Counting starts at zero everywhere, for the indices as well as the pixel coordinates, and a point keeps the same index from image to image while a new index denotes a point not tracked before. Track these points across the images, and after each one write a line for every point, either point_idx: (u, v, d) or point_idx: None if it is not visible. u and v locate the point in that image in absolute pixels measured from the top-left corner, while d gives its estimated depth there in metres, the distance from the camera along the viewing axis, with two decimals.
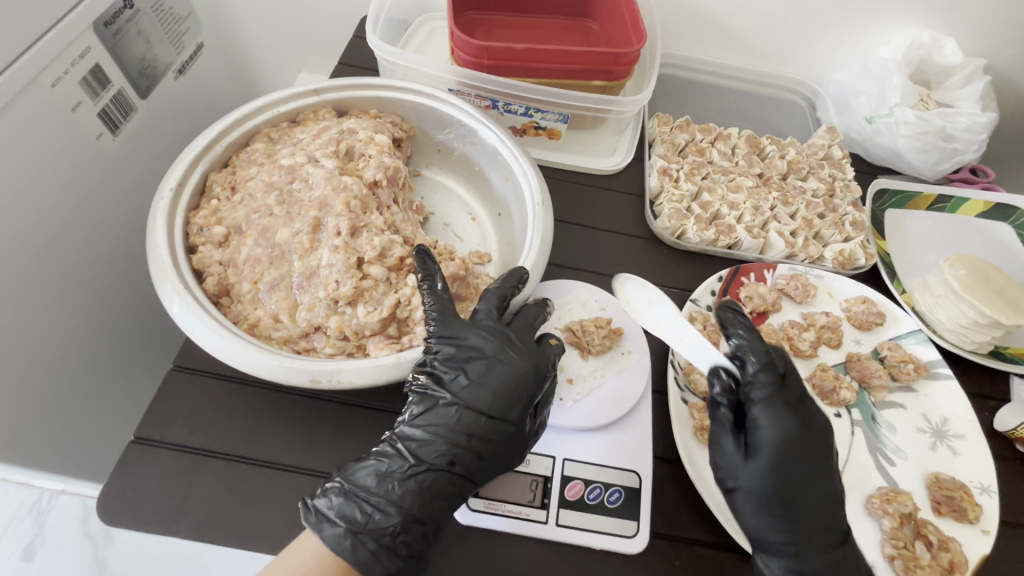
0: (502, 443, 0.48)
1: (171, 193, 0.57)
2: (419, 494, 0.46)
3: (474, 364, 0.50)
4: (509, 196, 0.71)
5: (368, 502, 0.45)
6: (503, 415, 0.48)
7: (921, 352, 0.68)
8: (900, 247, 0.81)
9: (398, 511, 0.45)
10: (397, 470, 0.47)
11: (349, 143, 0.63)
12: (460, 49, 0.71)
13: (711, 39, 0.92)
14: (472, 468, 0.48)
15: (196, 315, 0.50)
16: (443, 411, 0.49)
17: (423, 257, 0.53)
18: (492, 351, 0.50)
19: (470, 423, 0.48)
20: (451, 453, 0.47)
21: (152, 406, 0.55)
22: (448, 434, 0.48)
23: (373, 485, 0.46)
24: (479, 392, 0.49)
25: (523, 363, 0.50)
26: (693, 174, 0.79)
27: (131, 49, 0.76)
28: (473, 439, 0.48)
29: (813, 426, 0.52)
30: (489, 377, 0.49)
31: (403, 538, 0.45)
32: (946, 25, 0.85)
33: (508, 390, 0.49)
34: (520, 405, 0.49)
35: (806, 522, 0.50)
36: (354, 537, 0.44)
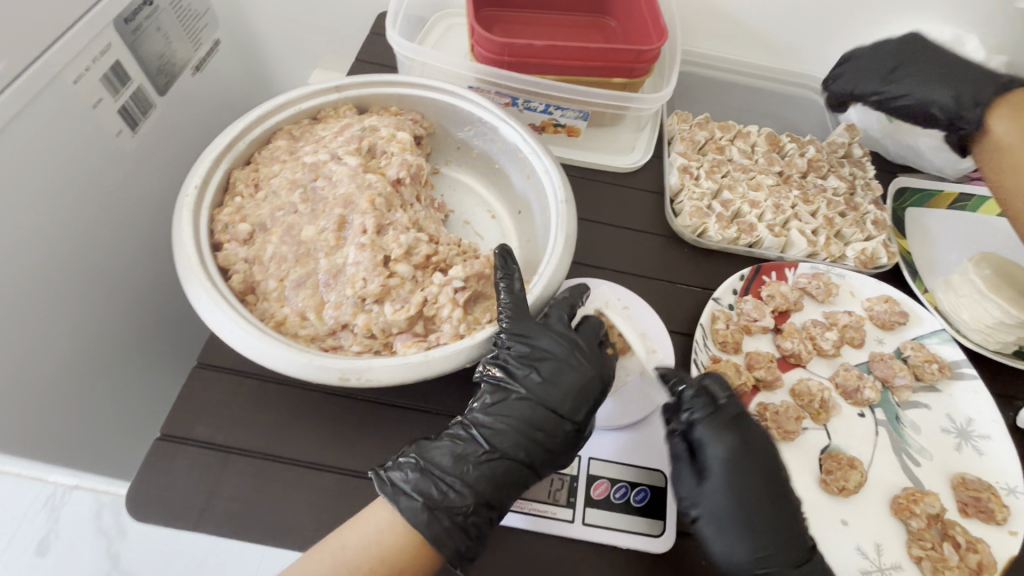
0: (569, 443, 0.51)
1: (196, 191, 0.57)
2: (492, 480, 0.48)
3: (547, 364, 0.52)
4: (530, 194, 0.71)
5: (443, 480, 0.47)
6: (573, 415, 0.51)
7: (945, 352, 0.68)
8: (921, 245, 0.80)
9: (473, 494, 0.47)
10: (474, 453, 0.49)
11: (371, 140, 0.63)
12: (480, 46, 0.71)
13: (729, 36, 0.92)
14: (541, 466, 0.50)
15: (224, 312, 0.50)
16: (515, 404, 0.51)
17: (506, 257, 0.56)
18: (564, 353, 0.53)
19: (544, 421, 0.50)
20: (525, 448, 0.50)
21: (178, 403, 0.55)
22: (521, 427, 0.50)
23: (447, 465, 0.48)
24: (551, 392, 0.51)
25: (593, 367, 0.53)
26: (713, 172, 0.78)
27: (150, 46, 0.76)
28: (547, 437, 0.50)
29: (755, 442, 0.53)
30: (560, 379, 0.52)
31: (474, 519, 0.47)
32: (968, 21, 0.84)
33: (579, 392, 0.52)
34: (590, 407, 0.52)
35: (768, 542, 0.49)
36: (431, 513, 0.45)
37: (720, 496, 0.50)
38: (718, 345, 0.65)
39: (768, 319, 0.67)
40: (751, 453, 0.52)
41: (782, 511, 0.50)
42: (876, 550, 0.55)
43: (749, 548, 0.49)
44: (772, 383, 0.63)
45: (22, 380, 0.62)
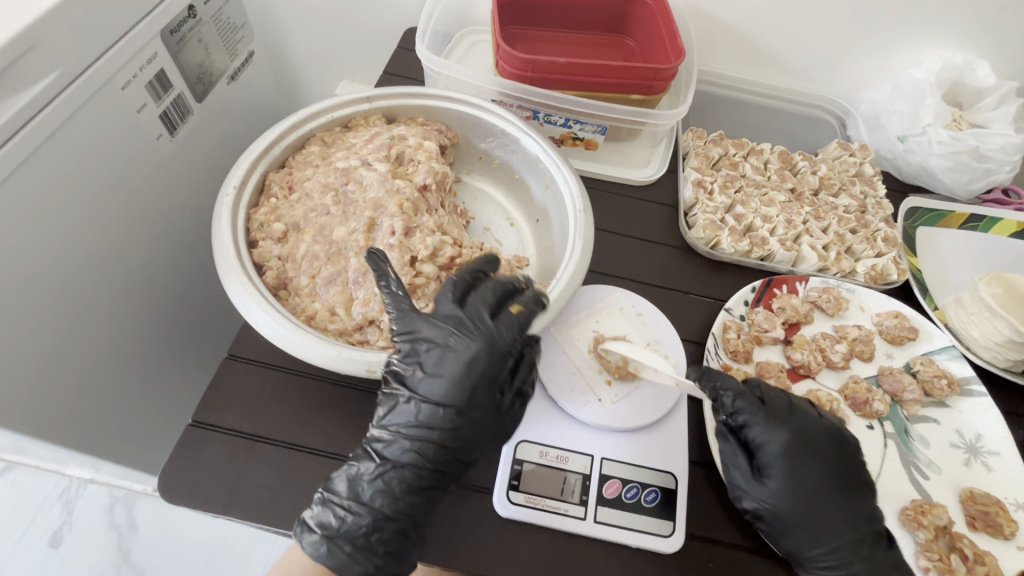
0: (467, 430, 0.48)
1: (235, 191, 0.60)
2: (388, 494, 0.48)
3: (429, 356, 0.49)
4: (549, 203, 0.73)
5: (341, 506, 0.48)
6: (461, 402, 0.48)
7: (954, 368, 0.69)
8: (932, 264, 0.81)
9: (369, 513, 0.47)
10: (365, 475, 0.48)
11: (400, 148, 0.67)
12: (505, 62, 0.75)
13: (743, 57, 0.95)
14: (439, 462, 0.48)
15: (259, 305, 0.53)
16: (404, 409, 0.49)
17: (375, 258, 0.51)
18: (451, 342, 0.49)
19: (434, 418, 0.48)
20: (417, 451, 0.48)
21: (208, 392, 0.58)
22: (409, 432, 0.48)
23: (348, 492, 0.48)
24: (436, 388, 0.48)
25: (476, 348, 0.48)
26: (726, 187, 0.80)
27: (191, 56, 0.80)
28: (441, 433, 0.48)
29: (809, 431, 0.55)
30: (447, 370, 0.48)
31: (378, 536, 0.48)
32: (978, 48, 0.87)
33: (464, 377, 0.48)
34: (480, 393, 0.48)
35: (826, 528, 0.52)
36: (329, 542, 0.47)
37: (781, 494, 0.53)
38: (729, 354, 0.66)
39: (778, 330, 0.68)
40: (803, 441, 0.54)
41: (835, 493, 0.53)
42: None
43: (818, 537, 0.52)
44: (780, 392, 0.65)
45: (61, 365, 0.65)
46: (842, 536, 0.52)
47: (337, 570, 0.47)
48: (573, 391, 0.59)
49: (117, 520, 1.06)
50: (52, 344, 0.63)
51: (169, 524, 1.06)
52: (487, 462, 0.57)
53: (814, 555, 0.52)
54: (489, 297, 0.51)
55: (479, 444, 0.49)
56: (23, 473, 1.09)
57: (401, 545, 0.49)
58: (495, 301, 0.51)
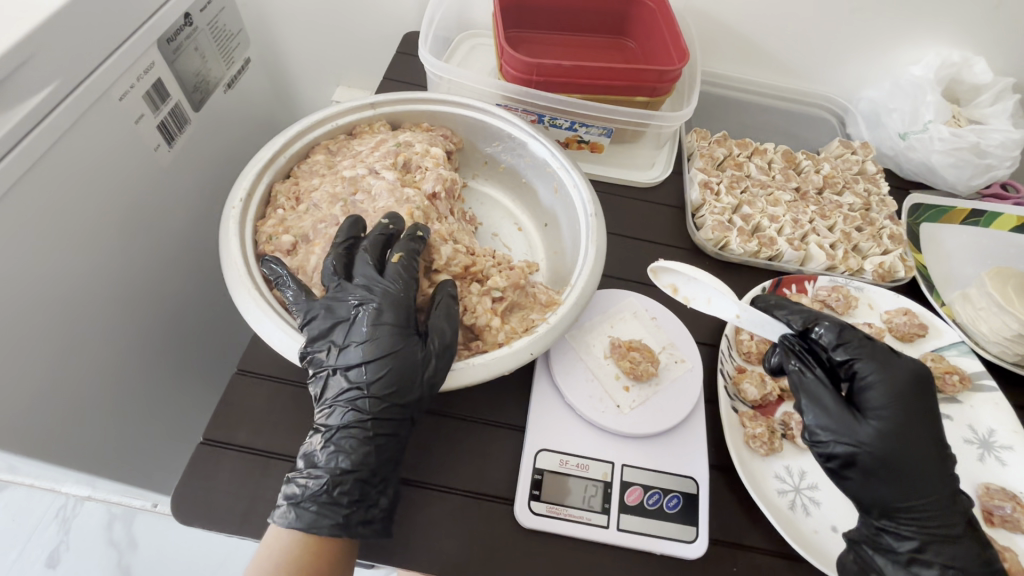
0: (394, 373, 0.50)
1: (241, 203, 0.59)
2: (342, 451, 0.49)
3: (339, 326, 0.51)
4: (558, 207, 0.72)
5: (303, 474, 0.49)
6: (373, 352, 0.50)
7: (964, 364, 0.69)
8: (936, 260, 0.82)
9: (327, 472, 0.48)
10: (315, 444, 0.49)
11: (406, 155, 0.66)
12: (509, 66, 0.74)
13: (742, 58, 0.95)
14: (379, 410, 0.50)
15: (273, 320, 0.52)
16: (331, 379, 0.51)
17: (268, 264, 0.54)
18: (352, 303, 0.52)
19: (360, 373, 0.50)
20: (357, 407, 0.50)
21: (219, 409, 0.57)
22: (339, 396, 0.50)
23: (307, 461, 0.49)
24: (354, 348, 0.50)
25: (373, 304, 0.51)
26: (732, 188, 0.80)
27: (188, 65, 0.79)
28: (369, 382, 0.50)
29: (917, 376, 0.52)
30: (357, 327, 0.51)
31: (341, 489, 0.48)
32: (974, 45, 0.88)
33: (370, 332, 0.51)
34: (390, 338, 0.51)
35: (920, 480, 0.49)
36: (295, 508, 0.47)
37: (882, 437, 0.50)
38: (742, 356, 0.66)
39: None
40: (910, 385, 0.52)
41: (932, 444, 0.50)
42: None
43: (909, 490, 0.49)
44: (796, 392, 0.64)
45: (63, 384, 0.63)
46: (936, 491, 0.50)
47: (307, 529, 0.47)
48: (591, 397, 0.58)
49: (116, 538, 1.03)
50: (55, 363, 0.62)
51: (170, 541, 1.04)
52: (507, 471, 0.56)
53: (903, 507, 0.50)
54: (368, 254, 0.54)
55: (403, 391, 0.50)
56: (17, 492, 1.07)
57: (364, 496, 0.49)
58: (377, 258, 0.54)
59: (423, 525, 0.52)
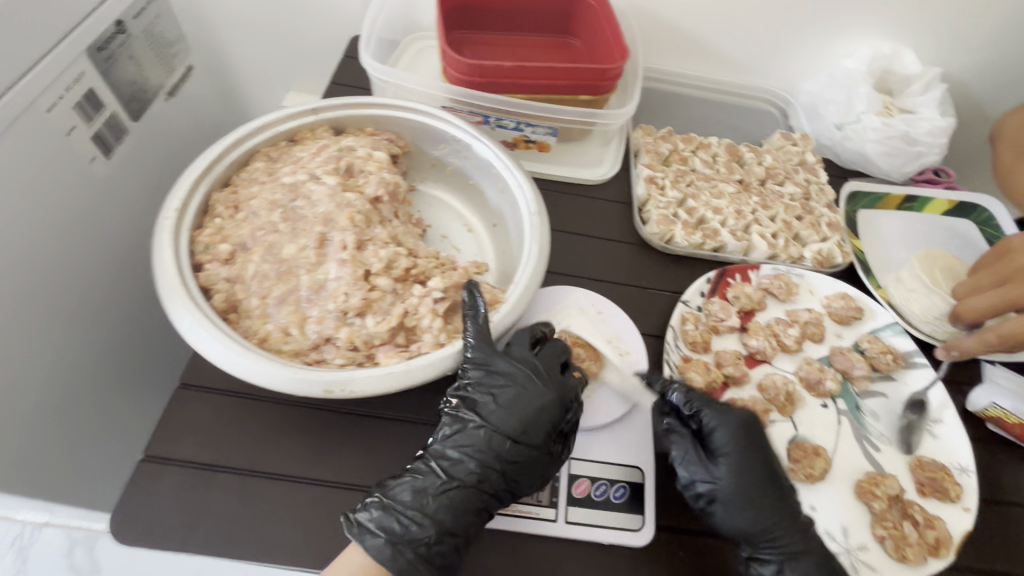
0: (534, 459, 0.52)
1: (176, 213, 0.58)
2: (450, 509, 0.49)
3: (502, 391, 0.54)
4: (504, 207, 0.73)
5: (405, 515, 0.48)
6: (525, 438, 0.52)
7: (898, 343, 0.72)
8: (873, 245, 0.85)
9: (425, 521, 0.48)
10: (432, 487, 0.50)
11: (349, 160, 0.66)
12: (452, 68, 0.75)
13: (687, 54, 0.98)
14: (495, 484, 0.51)
15: (208, 331, 0.51)
16: (472, 432, 0.53)
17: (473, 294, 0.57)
18: (501, 382, 0.54)
19: (509, 447, 0.52)
20: (475, 469, 0.51)
21: (159, 424, 0.55)
22: (475, 452, 0.52)
23: (411, 498, 0.49)
24: (513, 418, 0.53)
25: (548, 393, 0.54)
26: (677, 182, 0.82)
27: (124, 73, 0.77)
28: (512, 456, 0.52)
29: (749, 418, 0.57)
30: (520, 403, 0.53)
31: (437, 548, 0.48)
32: (903, 38, 0.92)
33: (531, 416, 0.53)
34: (548, 426, 0.53)
35: (775, 510, 0.53)
36: (379, 539, 0.47)
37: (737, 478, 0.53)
38: (689, 346, 0.68)
39: (734, 319, 0.70)
40: (747, 426, 0.56)
41: (773, 475, 0.55)
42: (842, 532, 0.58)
43: (766, 521, 0.53)
44: (740, 378, 0.66)
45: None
46: (787, 516, 0.53)
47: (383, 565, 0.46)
48: None
49: None
50: None
51: None
52: None
53: (762, 535, 0.53)
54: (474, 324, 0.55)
55: (556, 460, 0.53)
56: None
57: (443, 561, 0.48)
58: (566, 353, 0.58)
59: None
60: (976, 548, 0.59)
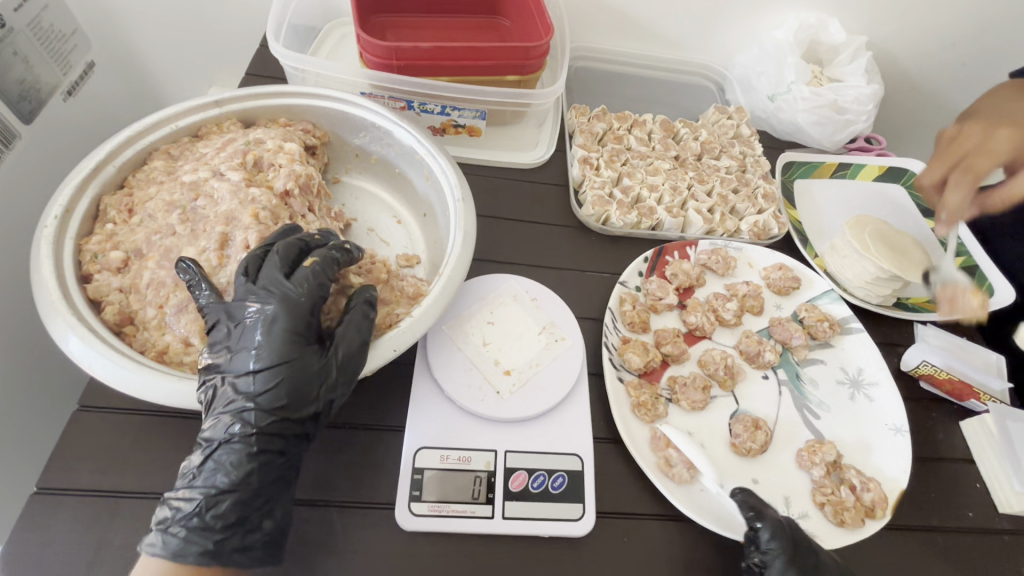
0: (287, 384, 0.46)
1: (57, 221, 0.52)
2: (222, 467, 0.45)
3: (238, 330, 0.48)
4: (432, 195, 0.70)
5: (177, 497, 0.44)
6: (272, 359, 0.46)
7: (834, 310, 0.73)
8: (810, 214, 0.86)
9: (200, 494, 0.44)
10: (193, 462, 0.45)
11: (257, 153, 0.61)
12: (368, 52, 0.70)
13: (620, 31, 0.96)
14: (265, 424, 0.46)
15: (96, 347, 0.47)
16: (223, 387, 0.46)
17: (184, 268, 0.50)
18: (248, 308, 0.48)
19: (252, 385, 0.46)
20: (242, 418, 0.46)
21: (54, 453, 0.51)
22: (230, 403, 0.46)
23: (184, 480, 0.45)
24: (248, 355, 0.47)
25: (270, 305, 0.48)
26: (612, 161, 0.81)
27: (8, 71, 0.70)
28: (260, 396, 0.46)
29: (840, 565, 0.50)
30: (253, 332, 0.47)
31: (214, 512, 0.44)
32: (829, 7, 0.92)
33: (271, 336, 0.47)
34: (284, 345, 0.47)
35: None
36: (163, 534, 0.43)
37: None
38: (627, 326, 0.67)
39: (672, 297, 0.69)
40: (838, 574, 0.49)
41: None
42: (785, 502, 0.58)
43: None
44: (679, 356, 0.65)
45: None
46: None
47: (172, 558, 0.42)
48: (470, 387, 0.57)
49: None
50: None
51: None
52: (387, 475, 0.53)
53: None
54: (279, 256, 0.50)
55: (320, 370, 0.48)
56: None
57: (244, 520, 0.45)
58: (288, 261, 0.51)
59: (295, 545, 0.49)
60: (910, 507, 0.60)
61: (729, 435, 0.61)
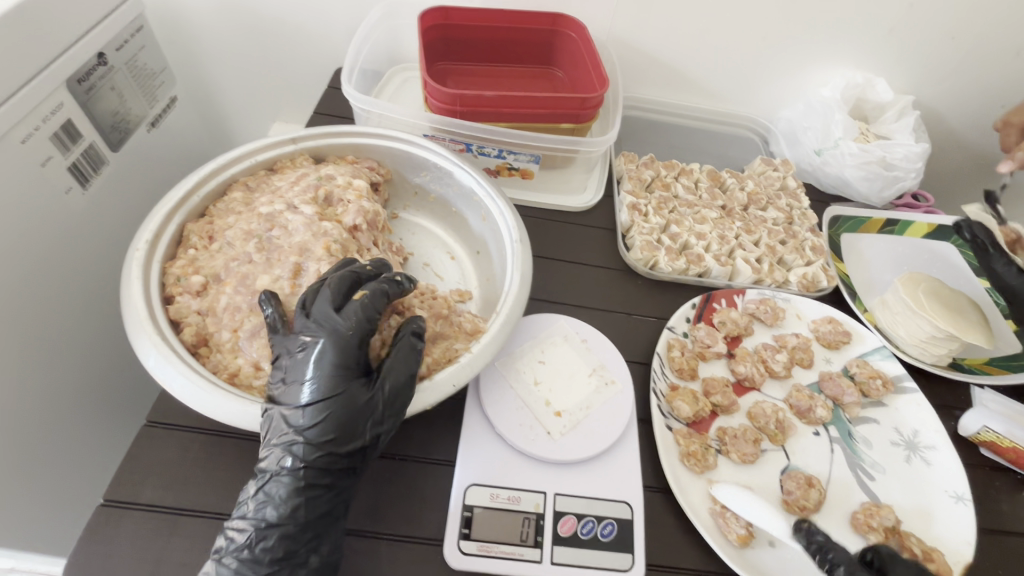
0: (335, 419, 0.47)
1: (147, 245, 0.56)
2: (271, 499, 0.46)
3: (291, 365, 0.49)
4: (487, 235, 0.73)
5: (231, 528, 0.46)
6: (321, 396, 0.47)
7: (887, 367, 0.71)
8: (857, 267, 0.85)
9: (251, 525, 0.46)
10: (247, 493, 0.47)
11: (328, 189, 0.65)
12: (433, 98, 0.75)
13: (668, 83, 0.99)
14: (314, 457, 0.47)
15: (174, 366, 0.49)
16: (275, 421, 0.48)
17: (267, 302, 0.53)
18: (302, 343, 0.50)
19: (303, 419, 0.47)
20: (292, 452, 0.47)
21: (122, 466, 0.52)
22: (281, 437, 0.47)
23: (238, 510, 0.47)
24: (300, 389, 0.48)
25: (320, 340, 0.49)
26: (660, 209, 0.83)
27: (104, 104, 0.76)
28: (309, 431, 0.47)
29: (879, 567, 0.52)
30: (305, 366, 0.49)
31: (263, 545, 0.45)
32: (876, 68, 0.94)
33: (321, 371, 0.48)
34: (334, 378, 0.48)
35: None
36: (218, 563, 0.45)
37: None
38: (675, 373, 0.67)
39: (720, 345, 0.69)
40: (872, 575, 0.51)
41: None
42: None
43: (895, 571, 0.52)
44: (729, 407, 0.65)
45: None
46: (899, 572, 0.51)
47: None
48: (521, 427, 0.57)
49: None
50: None
51: None
52: (437, 510, 0.53)
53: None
54: (330, 290, 0.52)
55: (366, 406, 0.48)
56: None
57: (291, 554, 0.46)
58: (339, 294, 0.52)
59: None
60: None
61: (779, 491, 0.60)
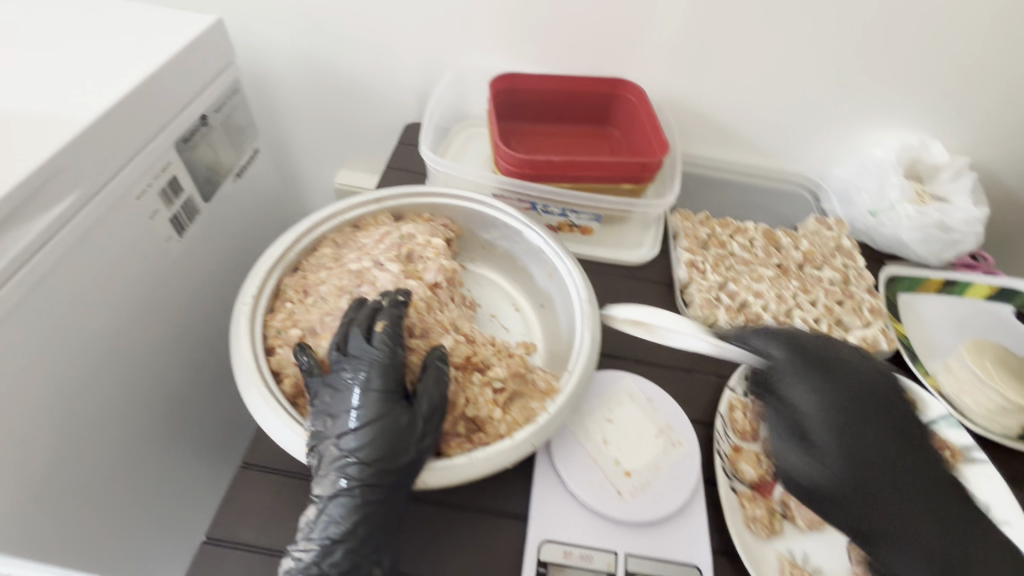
0: (384, 438, 0.51)
1: (252, 300, 0.62)
2: (333, 518, 0.49)
3: (337, 398, 0.53)
4: (553, 290, 0.76)
5: (298, 550, 0.49)
6: (367, 420, 0.51)
7: (954, 436, 0.70)
8: (916, 329, 0.86)
9: (316, 544, 0.49)
10: (309, 517, 0.50)
11: (410, 247, 0.70)
12: (504, 160, 0.80)
13: (720, 142, 1.03)
14: (367, 475, 0.50)
15: (280, 418, 0.54)
16: (327, 449, 0.51)
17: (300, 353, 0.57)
18: (343, 377, 0.54)
19: (350, 441, 0.51)
20: (346, 473, 0.50)
21: (221, 506, 0.56)
22: (334, 462, 0.51)
23: (301, 534, 0.50)
24: (347, 416, 0.52)
25: (360, 371, 0.54)
26: (718, 266, 0.85)
27: (201, 159, 0.84)
28: (359, 449, 0.51)
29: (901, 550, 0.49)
30: (348, 396, 0.53)
31: (330, 561, 0.49)
32: (929, 130, 0.96)
33: (363, 399, 0.52)
34: (378, 403, 0.52)
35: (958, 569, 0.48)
36: None
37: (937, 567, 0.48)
38: (738, 434, 0.68)
39: None
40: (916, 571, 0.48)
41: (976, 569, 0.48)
42: None
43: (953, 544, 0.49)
44: None
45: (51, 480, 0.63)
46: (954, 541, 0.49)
47: None
48: (592, 485, 0.59)
49: None
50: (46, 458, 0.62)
51: None
52: (511, 564, 0.55)
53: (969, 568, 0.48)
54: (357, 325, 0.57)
55: (409, 425, 0.52)
56: None
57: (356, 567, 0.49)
58: (365, 327, 0.57)
59: None
60: None
61: (847, 560, 0.60)
